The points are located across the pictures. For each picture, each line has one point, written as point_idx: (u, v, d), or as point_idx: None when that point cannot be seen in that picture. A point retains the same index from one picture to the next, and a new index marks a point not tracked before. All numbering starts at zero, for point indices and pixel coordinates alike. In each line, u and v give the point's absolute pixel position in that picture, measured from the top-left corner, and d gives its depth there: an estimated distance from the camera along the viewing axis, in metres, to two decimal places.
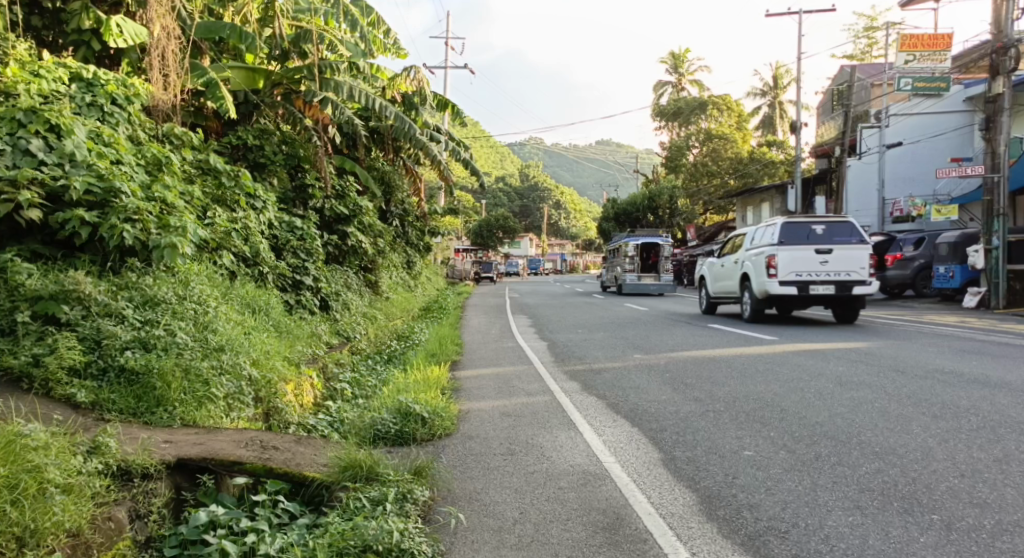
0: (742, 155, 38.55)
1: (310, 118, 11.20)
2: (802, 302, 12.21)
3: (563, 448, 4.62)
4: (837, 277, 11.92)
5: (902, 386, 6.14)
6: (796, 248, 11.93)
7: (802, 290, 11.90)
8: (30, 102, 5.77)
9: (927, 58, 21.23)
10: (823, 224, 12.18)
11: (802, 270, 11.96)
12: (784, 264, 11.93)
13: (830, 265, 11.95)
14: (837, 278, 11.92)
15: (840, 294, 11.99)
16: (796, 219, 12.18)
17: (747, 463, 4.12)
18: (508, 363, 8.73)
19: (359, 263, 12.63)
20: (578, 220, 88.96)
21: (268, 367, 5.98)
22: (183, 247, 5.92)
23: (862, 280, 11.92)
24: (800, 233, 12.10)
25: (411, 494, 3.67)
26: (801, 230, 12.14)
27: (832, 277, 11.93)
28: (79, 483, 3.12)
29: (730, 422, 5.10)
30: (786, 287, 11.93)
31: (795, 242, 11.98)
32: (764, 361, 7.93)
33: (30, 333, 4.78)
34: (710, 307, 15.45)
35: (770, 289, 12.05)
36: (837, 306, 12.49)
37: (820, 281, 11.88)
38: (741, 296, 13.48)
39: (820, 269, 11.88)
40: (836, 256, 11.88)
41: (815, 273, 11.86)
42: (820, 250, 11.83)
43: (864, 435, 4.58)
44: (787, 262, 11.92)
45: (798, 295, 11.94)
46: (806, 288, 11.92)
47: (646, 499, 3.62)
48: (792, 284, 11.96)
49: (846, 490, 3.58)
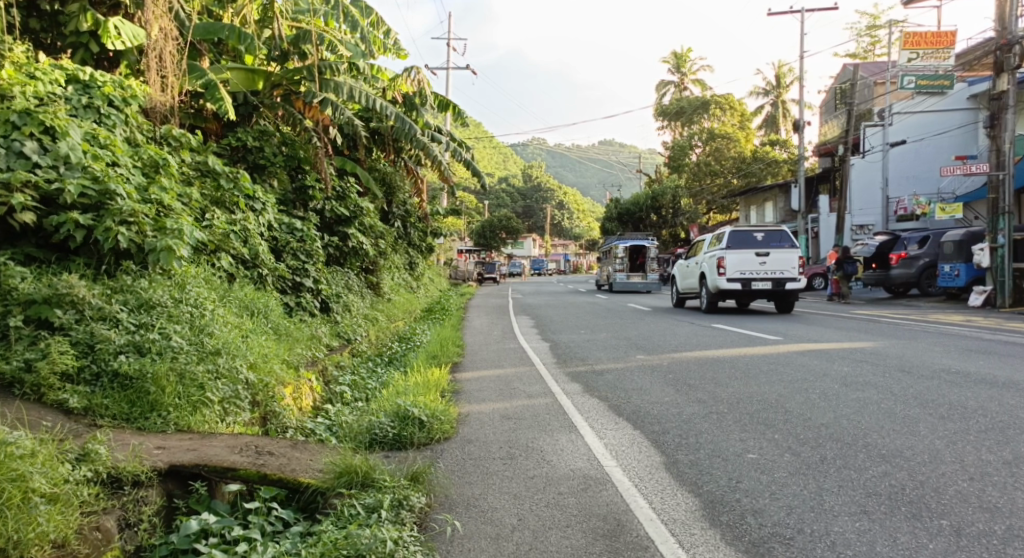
0: (745, 155, 38.33)
1: (310, 119, 11.09)
2: (746, 296, 14.50)
3: (563, 452, 4.54)
4: (775, 274, 14.16)
5: (908, 386, 6.05)
6: (741, 250, 14.20)
7: (745, 285, 14.16)
8: (24, 103, 5.71)
9: (929, 55, 21.15)
10: (763, 231, 14.50)
11: (746, 269, 14.22)
12: (731, 264, 14.20)
13: (769, 265, 14.18)
14: (774, 276, 14.16)
15: (777, 289, 14.25)
16: (741, 227, 14.47)
17: (751, 466, 4.03)
18: (509, 364, 8.64)
19: (360, 264, 12.55)
20: (581, 220, 88.80)
21: (265, 370, 5.90)
22: (179, 250, 5.86)
23: (795, 277, 14.14)
24: (744, 239, 14.38)
25: (407, 501, 3.60)
26: (746, 235, 14.42)
27: (770, 275, 14.19)
28: (65, 492, 3.05)
29: (733, 424, 5.02)
30: (731, 283, 14.24)
31: (740, 245, 14.22)
32: (768, 361, 7.84)
33: (23, 338, 4.71)
34: (680, 302, 17.57)
35: (719, 285, 14.32)
36: (778, 300, 14.71)
37: (760, 278, 14.15)
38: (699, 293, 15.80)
39: (761, 267, 14.11)
40: (774, 256, 14.11)
41: (756, 272, 14.12)
42: (759, 252, 14.08)
43: (870, 437, 4.49)
44: (733, 263, 14.20)
45: (742, 290, 14.22)
46: (748, 285, 14.19)
47: (647, 505, 3.54)
48: (737, 280, 14.24)
49: (852, 495, 3.49)
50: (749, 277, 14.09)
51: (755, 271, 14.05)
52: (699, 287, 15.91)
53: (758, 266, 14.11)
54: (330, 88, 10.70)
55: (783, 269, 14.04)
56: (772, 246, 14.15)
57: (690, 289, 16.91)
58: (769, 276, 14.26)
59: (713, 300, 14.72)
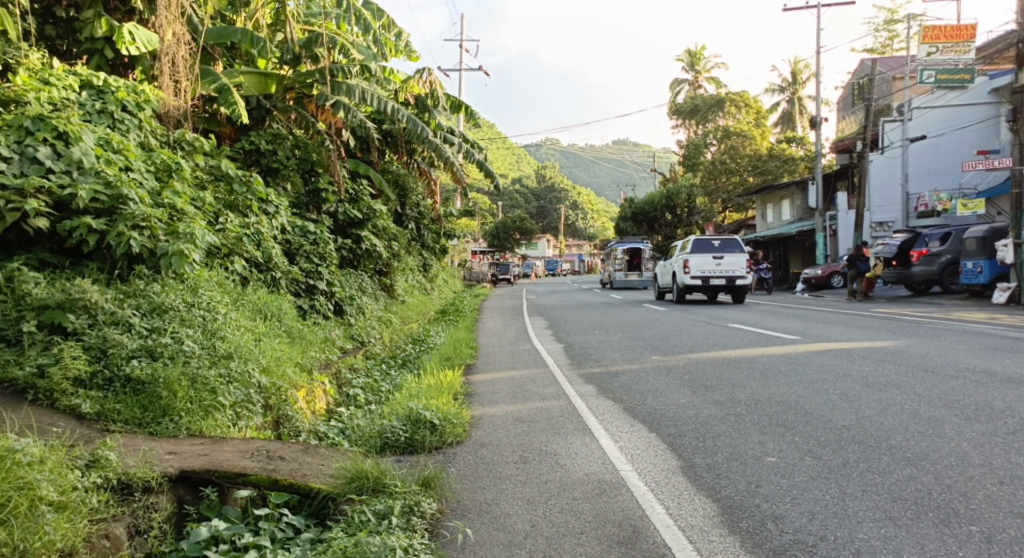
0: (761, 152, 38.16)
1: (322, 123, 11.26)
2: (706, 290, 18.02)
3: (578, 455, 4.46)
4: (728, 272, 17.70)
5: (932, 386, 5.91)
6: (701, 254, 17.77)
7: (705, 280, 17.67)
8: (37, 109, 5.72)
9: (949, 49, 21.09)
10: (720, 239, 18.18)
11: (705, 269, 17.73)
12: (694, 265, 17.73)
13: (724, 265, 17.70)
14: (727, 274, 17.66)
15: (730, 284, 17.78)
16: (703, 237, 18.06)
17: (770, 470, 3.93)
18: (524, 366, 8.60)
19: (374, 266, 12.50)
20: (595, 220, 88.57)
21: (278, 374, 5.86)
22: (191, 254, 5.85)
23: (744, 276, 17.62)
24: (705, 246, 18.00)
25: (418, 507, 3.55)
26: (706, 243, 18.07)
27: (725, 273, 17.73)
28: (73, 498, 3.03)
29: (752, 426, 4.91)
30: (693, 279, 17.77)
31: (701, 250, 17.84)
32: (787, 361, 7.70)
33: (36, 343, 4.72)
34: (660, 297, 21.12)
35: (684, 281, 17.80)
36: (732, 294, 18.18)
37: (716, 275, 17.71)
38: (671, 289, 19.31)
39: (717, 267, 17.62)
40: (727, 258, 17.72)
41: (713, 270, 17.62)
42: (715, 255, 17.61)
43: (894, 439, 4.37)
44: (695, 264, 17.73)
45: (703, 285, 17.71)
46: (707, 281, 17.68)
47: (664, 510, 3.45)
48: (699, 278, 17.72)
49: (877, 499, 3.39)
50: (707, 274, 17.64)
51: (712, 269, 17.60)
52: (671, 284, 19.39)
53: (715, 266, 17.63)
54: (342, 90, 10.77)
55: (735, 268, 17.54)
56: (726, 250, 17.76)
57: (667, 287, 20.49)
58: (724, 274, 17.81)
59: (681, 294, 18.25)
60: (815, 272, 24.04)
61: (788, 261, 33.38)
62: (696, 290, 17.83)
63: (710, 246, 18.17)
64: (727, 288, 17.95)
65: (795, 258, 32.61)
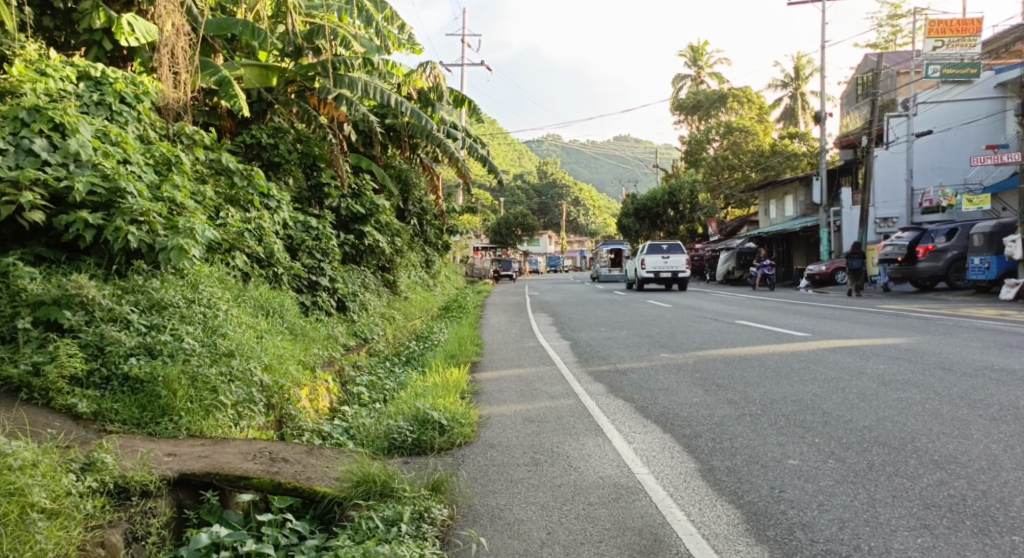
0: (764, 148, 37.84)
1: (324, 116, 11.37)
2: (659, 282, 24.21)
3: (591, 457, 4.32)
4: (673, 267, 23.77)
5: (952, 385, 5.75)
6: (653, 255, 23.90)
7: (656, 275, 23.86)
8: (33, 99, 5.57)
9: (955, 43, 20.87)
10: (668, 244, 24.20)
11: (656, 266, 23.85)
12: (648, 263, 23.91)
13: (670, 262, 23.81)
14: (673, 269, 23.77)
15: (676, 277, 23.93)
16: (654, 242, 24.14)
17: (792, 474, 3.79)
18: (529, 364, 8.41)
19: (376, 262, 12.31)
20: (597, 217, 88.23)
21: (280, 372, 5.71)
22: (190, 249, 5.70)
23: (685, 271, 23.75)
24: (656, 249, 24.12)
25: (428, 513, 3.42)
26: (658, 246, 24.13)
27: (671, 268, 23.81)
28: (65, 504, 2.89)
29: (770, 427, 4.76)
30: (648, 273, 23.82)
31: (653, 252, 23.96)
32: (798, 358, 7.56)
33: (31, 341, 4.57)
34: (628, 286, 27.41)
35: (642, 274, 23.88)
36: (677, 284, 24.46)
37: (664, 269, 23.78)
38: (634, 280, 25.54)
39: (665, 264, 23.77)
40: (672, 258, 23.88)
41: (662, 266, 23.74)
42: (663, 256, 23.71)
43: (919, 441, 4.22)
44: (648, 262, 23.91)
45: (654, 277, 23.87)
46: (658, 274, 23.79)
47: (686, 517, 3.31)
48: (652, 272, 23.89)
49: (909, 506, 3.24)
50: (658, 270, 23.73)
51: (662, 266, 23.65)
52: (635, 277, 25.68)
53: (663, 263, 23.76)
54: (345, 84, 10.65)
55: (678, 265, 23.65)
56: (672, 251, 23.84)
57: (633, 279, 26.85)
58: (671, 269, 23.90)
59: (640, 285, 24.45)
60: (819, 268, 23.92)
61: (792, 258, 33.21)
62: (650, 282, 23.97)
63: (661, 249, 24.31)
64: (674, 280, 24.13)
65: (799, 254, 32.44)
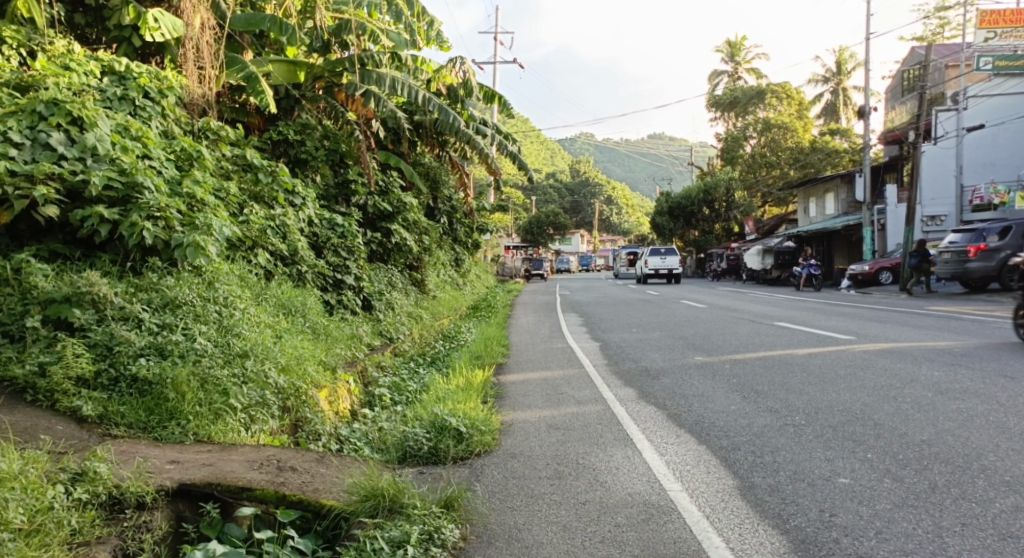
0: (804, 145, 36.61)
1: (353, 112, 10.91)
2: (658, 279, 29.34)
3: (618, 471, 4.00)
4: (669, 266, 28.92)
5: (1016, 395, 5.31)
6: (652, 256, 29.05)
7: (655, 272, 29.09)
8: (51, 92, 5.43)
9: (1008, 35, 19.98)
10: (666, 247, 29.34)
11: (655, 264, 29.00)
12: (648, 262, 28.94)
13: (665, 262, 28.90)
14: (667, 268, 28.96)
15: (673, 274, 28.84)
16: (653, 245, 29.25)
17: (843, 494, 3.42)
18: (558, 366, 8.10)
19: (404, 261, 12.13)
20: (632, 216, 87.23)
21: (298, 373, 5.48)
22: (207, 245, 5.52)
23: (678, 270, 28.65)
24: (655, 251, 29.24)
25: (439, 533, 3.16)
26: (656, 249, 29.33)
27: (668, 266, 29.06)
28: (44, 521, 2.74)
29: (815, 440, 4.38)
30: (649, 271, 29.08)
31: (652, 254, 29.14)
32: (844, 363, 7.09)
33: (40, 340, 4.42)
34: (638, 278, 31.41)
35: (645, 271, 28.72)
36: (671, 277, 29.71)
37: (663, 268, 29.03)
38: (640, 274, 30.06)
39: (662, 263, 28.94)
40: (669, 258, 29.01)
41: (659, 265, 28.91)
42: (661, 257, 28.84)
43: (986, 459, 3.82)
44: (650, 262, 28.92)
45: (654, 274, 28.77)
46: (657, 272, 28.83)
47: (723, 544, 2.98)
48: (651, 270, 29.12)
49: (982, 537, 2.88)
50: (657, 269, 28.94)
51: (660, 264, 28.94)
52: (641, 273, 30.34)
53: (661, 262, 28.95)
54: (372, 79, 10.52)
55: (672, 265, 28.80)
56: (669, 253, 28.96)
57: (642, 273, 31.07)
58: (668, 267, 29.18)
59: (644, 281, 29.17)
60: (862, 269, 23.03)
61: (833, 258, 32.29)
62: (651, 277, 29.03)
63: (660, 251, 29.47)
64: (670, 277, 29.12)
65: (841, 254, 31.50)
